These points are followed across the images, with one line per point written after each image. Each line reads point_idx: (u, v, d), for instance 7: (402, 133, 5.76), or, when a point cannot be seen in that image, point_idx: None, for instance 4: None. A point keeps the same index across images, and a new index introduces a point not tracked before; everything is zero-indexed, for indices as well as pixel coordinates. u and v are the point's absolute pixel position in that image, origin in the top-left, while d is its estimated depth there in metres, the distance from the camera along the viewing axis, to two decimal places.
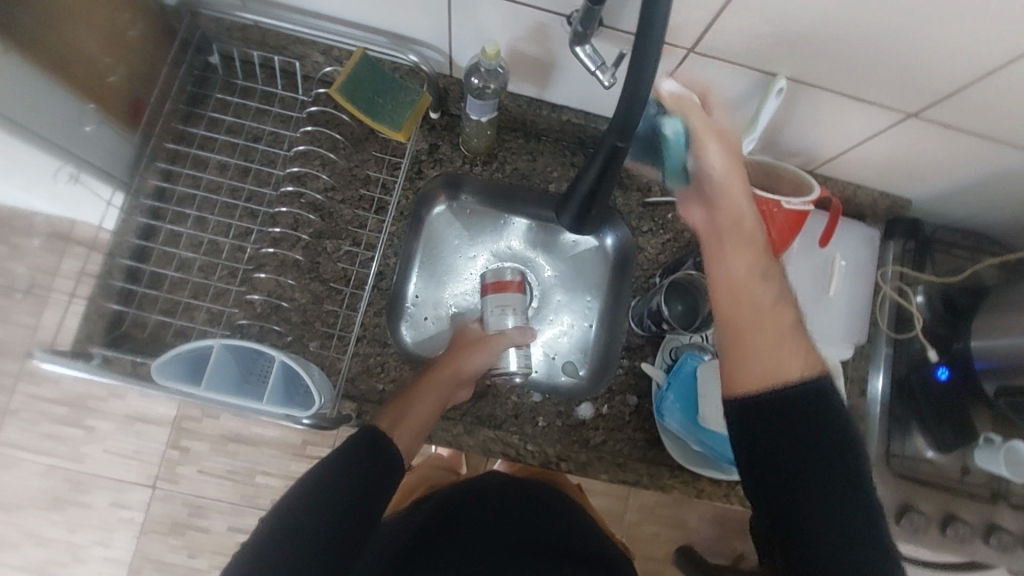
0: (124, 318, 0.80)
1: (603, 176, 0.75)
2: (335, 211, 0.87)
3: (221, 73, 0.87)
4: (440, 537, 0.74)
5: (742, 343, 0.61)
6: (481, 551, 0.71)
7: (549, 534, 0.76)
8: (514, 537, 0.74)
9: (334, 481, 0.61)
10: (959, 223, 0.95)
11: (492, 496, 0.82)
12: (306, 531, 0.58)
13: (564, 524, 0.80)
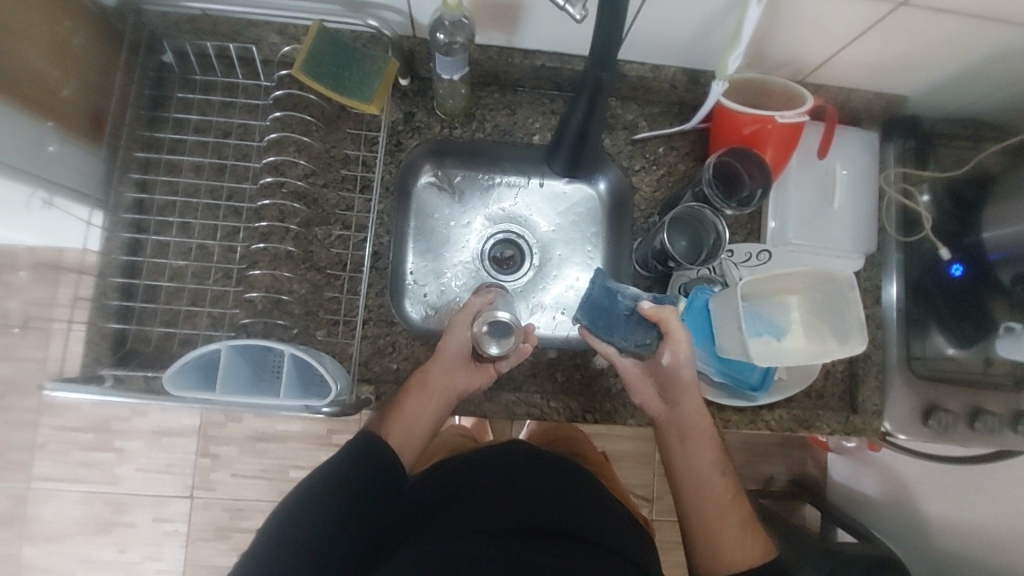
0: (128, 336, 0.79)
1: (591, 116, 0.75)
2: (320, 196, 0.84)
3: (178, 71, 0.84)
4: (449, 509, 0.69)
5: (706, 500, 0.73)
6: (483, 531, 0.65)
7: (563, 509, 0.69)
8: (523, 515, 0.67)
9: (338, 483, 0.67)
10: (958, 113, 0.92)
11: (507, 467, 0.76)
12: (302, 538, 0.62)
13: (580, 493, 0.73)
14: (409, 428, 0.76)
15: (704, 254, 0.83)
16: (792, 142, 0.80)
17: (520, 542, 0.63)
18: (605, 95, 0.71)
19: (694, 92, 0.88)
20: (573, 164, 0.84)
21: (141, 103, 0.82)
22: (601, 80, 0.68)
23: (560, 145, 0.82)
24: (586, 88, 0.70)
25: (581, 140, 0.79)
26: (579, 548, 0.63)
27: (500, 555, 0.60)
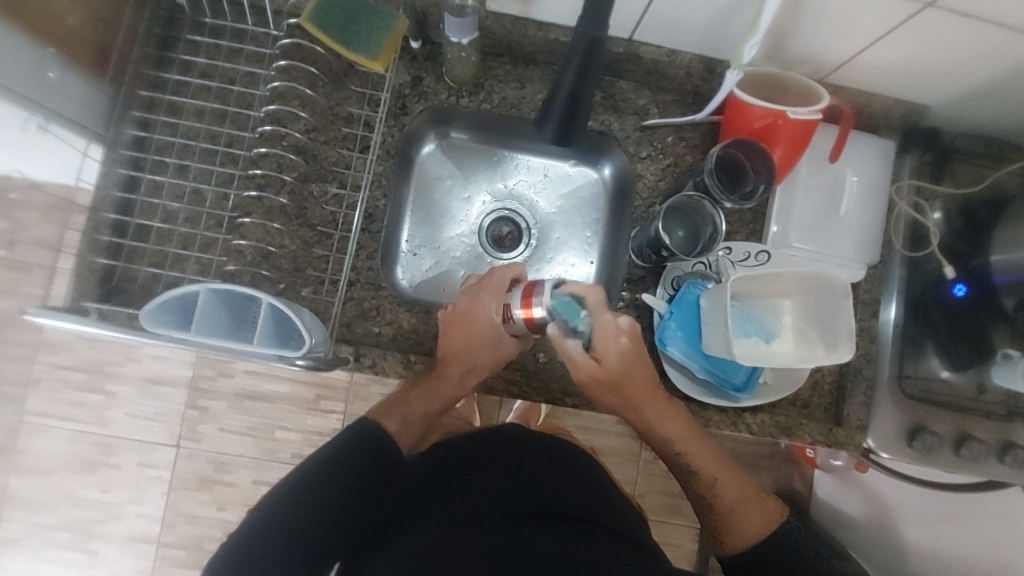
0: (115, 273, 0.79)
1: (582, 77, 0.74)
2: (319, 153, 0.84)
3: (189, 12, 0.82)
4: (434, 494, 0.70)
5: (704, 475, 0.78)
6: (472, 516, 0.65)
7: (551, 493, 0.69)
8: (512, 499, 0.68)
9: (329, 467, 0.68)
10: (980, 130, 0.89)
11: (493, 450, 0.75)
12: (288, 528, 0.65)
13: (567, 478, 0.73)
14: (400, 415, 0.76)
15: (700, 244, 0.82)
16: (804, 141, 0.78)
17: (511, 526, 0.63)
18: (597, 58, 0.71)
19: (709, 82, 0.85)
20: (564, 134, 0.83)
21: (150, 40, 0.81)
22: (595, 39, 0.70)
23: (550, 112, 0.81)
24: (579, 49, 0.71)
25: (571, 103, 0.78)
26: (567, 529, 0.64)
27: (490, 541, 0.60)
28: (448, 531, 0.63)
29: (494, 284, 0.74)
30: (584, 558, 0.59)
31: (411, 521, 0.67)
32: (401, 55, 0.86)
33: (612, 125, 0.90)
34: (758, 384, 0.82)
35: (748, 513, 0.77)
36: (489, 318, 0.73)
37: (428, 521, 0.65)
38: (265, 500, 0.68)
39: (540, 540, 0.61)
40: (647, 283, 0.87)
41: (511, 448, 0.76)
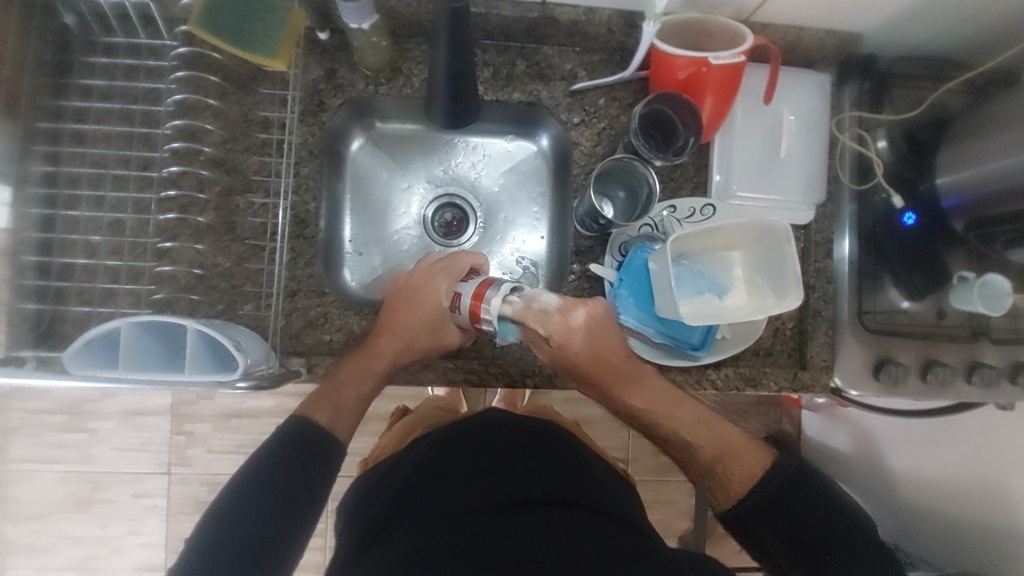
0: (45, 317, 0.75)
1: (457, 54, 0.70)
2: (239, 163, 0.80)
3: (79, 33, 0.78)
4: (419, 491, 0.66)
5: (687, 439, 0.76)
6: (455, 513, 0.62)
7: (537, 476, 0.66)
8: (498, 488, 0.64)
9: (263, 478, 0.66)
10: (917, 51, 0.86)
11: (480, 437, 0.72)
12: (234, 547, 0.63)
13: (543, 453, 0.71)
14: (328, 402, 0.73)
15: (639, 206, 0.83)
16: (733, 86, 0.76)
17: (496, 518, 0.60)
18: (463, 30, 0.68)
19: (632, 36, 0.82)
20: (455, 117, 0.77)
21: (43, 68, 0.76)
22: (455, 11, 0.66)
23: (433, 99, 0.75)
24: (444, 20, 0.67)
25: (453, 82, 0.72)
26: (551, 513, 0.61)
27: (473, 538, 0.57)
28: (434, 530, 0.60)
29: (449, 268, 0.75)
30: (565, 546, 0.56)
31: (398, 523, 0.63)
32: (310, 50, 0.83)
33: (541, 93, 0.86)
34: (717, 339, 0.82)
35: (738, 464, 0.74)
36: (439, 296, 0.74)
37: (410, 523, 0.62)
38: (203, 523, 0.65)
39: (523, 531, 0.58)
40: (595, 253, 0.86)
41: (497, 433, 0.72)
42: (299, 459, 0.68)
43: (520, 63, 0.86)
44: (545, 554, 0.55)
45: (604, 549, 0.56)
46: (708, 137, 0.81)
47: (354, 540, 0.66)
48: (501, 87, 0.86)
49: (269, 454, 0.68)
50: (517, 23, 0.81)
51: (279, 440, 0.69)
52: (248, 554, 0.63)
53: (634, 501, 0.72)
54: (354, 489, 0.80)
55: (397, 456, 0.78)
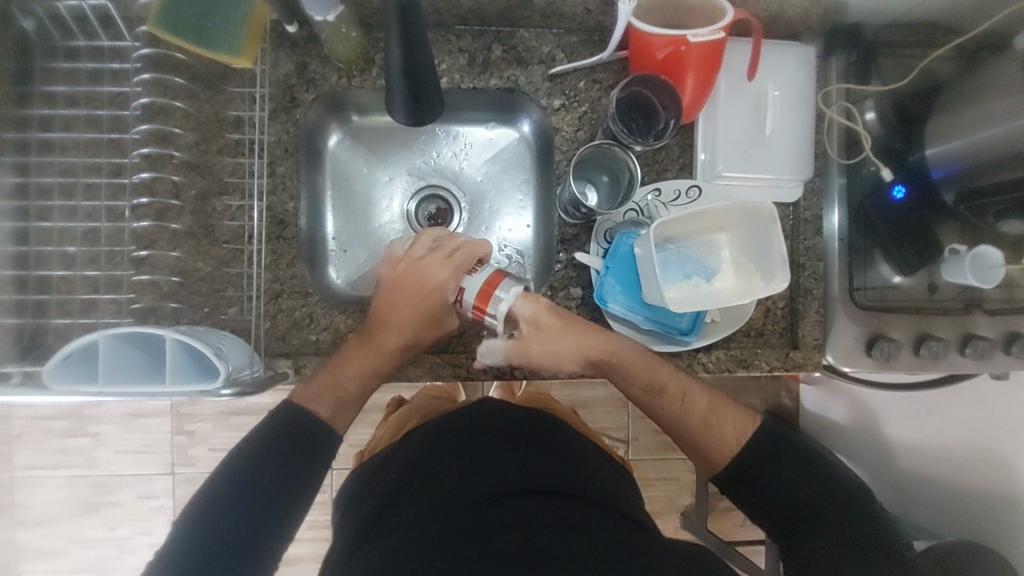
0: (26, 331, 0.74)
1: (412, 48, 0.66)
2: (212, 165, 0.78)
3: (36, 38, 0.76)
4: (417, 481, 0.65)
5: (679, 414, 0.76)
6: (453, 506, 0.60)
7: (537, 465, 0.65)
8: (498, 477, 0.63)
9: (258, 460, 0.66)
10: (906, 17, 0.83)
11: (479, 424, 0.70)
12: (229, 522, 0.64)
13: (544, 442, 0.68)
14: (329, 389, 0.71)
15: (622, 192, 0.81)
16: (715, 63, 0.74)
17: (494, 510, 0.59)
18: (416, 17, 0.65)
19: (611, 14, 0.80)
20: (417, 114, 0.73)
21: (4, 76, 0.72)
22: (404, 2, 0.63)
23: (390, 94, 0.71)
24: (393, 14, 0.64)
25: (411, 79, 0.69)
26: (550, 506, 0.60)
27: (472, 535, 0.56)
28: (431, 522, 0.59)
29: (458, 258, 0.72)
30: (563, 543, 0.55)
31: (396, 512, 0.62)
32: (279, 45, 0.80)
33: (519, 78, 0.84)
34: (706, 323, 0.81)
35: (720, 424, 0.74)
36: (446, 284, 0.71)
37: (408, 517, 0.60)
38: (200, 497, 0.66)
39: (522, 527, 0.57)
40: (581, 241, 0.84)
41: (496, 421, 0.70)
42: (293, 442, 0.68)
43: (496, 47, 0.83)
44: (542, 553, 0.54)
45: (601, 545, 0.55)
46: (690, 117, 0.79)
47: (351, 530, 0.65)
48: (478, 74, 0.83)
49: (263, 437, 0.67)
50: (490, 6, 0.78)
51: (270, 428, 0.68)
52: (240, 531, 0.64)
53: (629, 489, 0.71)
54: (353, 478, 0.78)
55: (394, 448, 0.76)
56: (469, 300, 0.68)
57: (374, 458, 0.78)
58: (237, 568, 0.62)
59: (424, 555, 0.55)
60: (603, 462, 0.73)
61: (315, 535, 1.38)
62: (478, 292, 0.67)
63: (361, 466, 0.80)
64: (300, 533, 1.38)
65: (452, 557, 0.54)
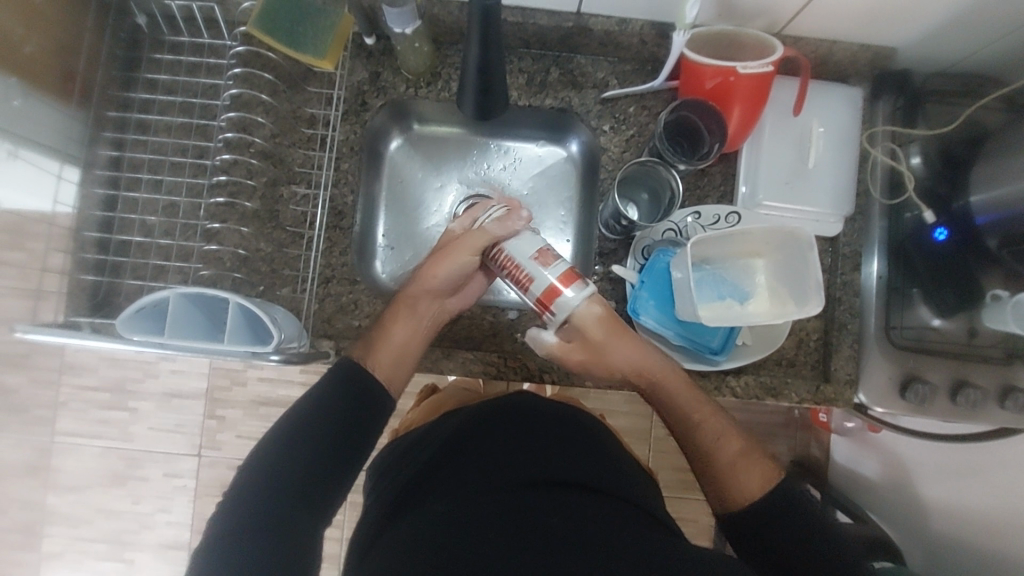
0: (101, 289, 0.81)
1: (485, 51, 0.72)
2: (285, 156, 0.86)
3: (149, 33, 0.86)
4: (452, 466, 0.68)
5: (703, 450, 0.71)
6: (490, 488, 0.63)
7: (569, 461, 0.67)
8: (532, 467, 0.66)
9: (318, 424, 0.64)
10: (954, 68, 0.86)
11: (510, 419, 0.73)
12: (287, 481, 0.61)
13: (576, 442, 0.71)
14: (392, 353, 0.71)
15: (662, 211, 0.85)
16: (762, 95, 0.77)
17: (529, 497, 0.61)
18: (495, 27, 0.70)
19: (665, 46, 0.85)
20: (483, 112, 0.80)
21: (114, 62, 0.84)
22: (487, 9, 0.68)
23: (464, 91, 0.78)
24: (475, 19, 0.69)
25: (481, 79, 0.76)
26: (584, 500, 0.62)
27: (508, 517, 0.58)
28: (469, 503, 0.61)
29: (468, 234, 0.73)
30: (600, 535, 0.57)
31: (430, 492, 0.65)
32: (357, 54, 0.88)
33: (572, 101, 0.89)
34: (736, 345, 0.82)
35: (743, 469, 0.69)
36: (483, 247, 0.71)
37: (447, 495, 0.63)
38: (254, 457, 0.63)
39: (558, 515, 0.59)
40: (619, 255, 0.88)
41: (530, 419, 0.73)
42: (349, 407, 0.65)
43: (554, 71, 0.89)
44: (580, 541, 0.55)
45: (637, 541, 0.57)
46: (734, 145, 0.83)
47: (383, 503, 0.68)
48: (535, 93, 0.89)
49: (322, 398, 0.65)
50: (553, 32, 0.84)
51: (324, 388, 0.66)
52: (302, 491, 0.62)
53: (651, 490, 0.72)
54: (384, 455, 0.82)
55: (426, 429, 0.79)
56: (539, 290, 0.66)
57: (405, 437, 0.82)
58: (304, 520, 0.61)
59: (461, 530, 0.57)
60: (627, 459, 0.74)
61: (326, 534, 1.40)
62: (551, 285, 0.65)
63: (393, 444, 0.83)
64: None
65: (489, 534, 0.56)
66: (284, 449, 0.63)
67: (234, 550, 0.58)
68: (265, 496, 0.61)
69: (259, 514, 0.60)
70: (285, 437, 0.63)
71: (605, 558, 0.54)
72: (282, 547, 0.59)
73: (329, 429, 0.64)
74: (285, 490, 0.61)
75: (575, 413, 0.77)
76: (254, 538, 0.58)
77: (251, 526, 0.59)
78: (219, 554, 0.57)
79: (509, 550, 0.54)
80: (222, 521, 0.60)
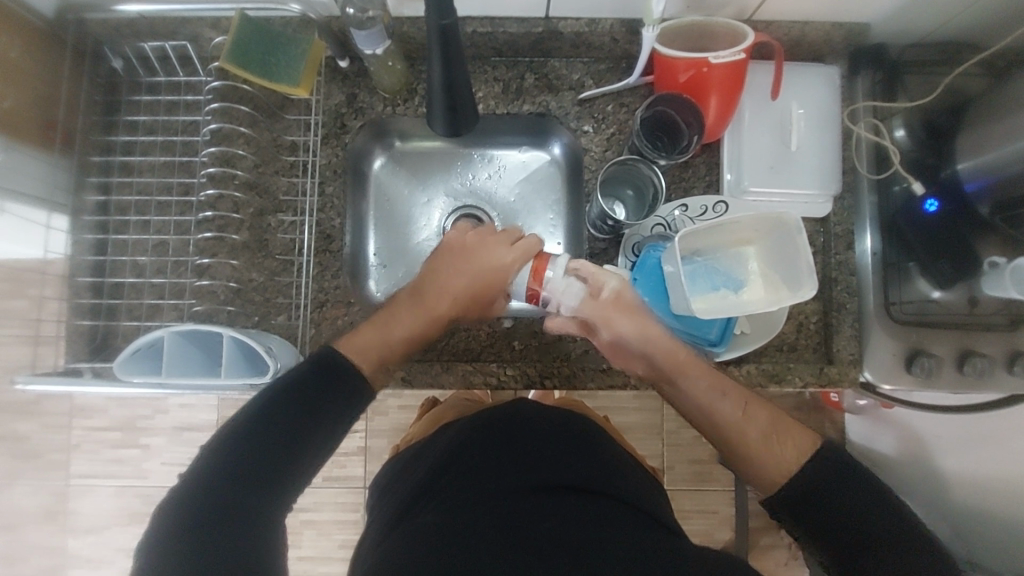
0: (99, 332, 0.82)
1: (452, 63, 0.72)
2: (269, 185, 0.86)
3: (126, 74, 0.86)
4: (449, 477, 0.68)
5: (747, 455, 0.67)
6: (488, 497, 0.63)
7: (562, 466, 0.67)
8: (529, 475, 0.65)
9: (274, 401, 0.63)
10: (931, 37, 0.85)
11: (506, 425, 0.73)
12: (243, 467, 0.61)
13: (568, 444, 0.71)
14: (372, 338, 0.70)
15: (647, 208, 0.85)
16: (737, 84, 0.77)
17: (528, 504, 0.61)
18: (455, 45, 0.70)
19: (637, 42, 0.85)
20: (456, 124, 0.80)
21: (94, 108, 0.85)
22: (444, 28, 0.68)
23: (433, 108, 0.78)
24: (434, 39, 0.69)
25: (450, 94, 0.76)
26: (582, 504, 0.62)
27: (506, 524, 0.58)
28: (463, 513, 0.61)
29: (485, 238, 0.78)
30: (597, 538, 0.57)
31: (429, 503, 0.65)
32: (332, 78, 0.88)
33: (550, 104, 0.89)
34: (736, 335, 0.82)
35: (781, 443, 0.65)
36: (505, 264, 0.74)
37: (446, 506, 0.63)
38: (211, 444, 0.62)
39: (554, 520, 0.59)
40: (610, 255, 0.88)
41: (525, 424, 0.73)
42: (315, 385, 0.64)
43: (529, 76, 0.89)
44: (578, 543, 0.56)
45: (636, 544, 0.57)
46: (714, 136, 0.83)
47: (386, 518, 0.68)
48: (512, 100, 0.89)
49: (289, 375, 0.64)
50: (524, 38, 0.84)
51: (297, 368, 0.65)
52: (257, 475, 0.61)
53: (653, 488, 0.72)
54: (386, 469, 0.82)
55: (427, 442, 0.80)
56: (523, 285, 0.72)
57: (406, 451, 0.83)
58: (250, 512, 0.59)
59: (460, 540, 0.57)
60: (627, 462, 0.74)
61: (347, 555, 1.40)
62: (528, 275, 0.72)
63: (395, 458, 0.84)
64: (332, 552, 1.40)
65: (485, 543, 0.56)
66: (240, 441, 0.61)
67: (184, 549, 0.56)
68: (215, 485, 0.60)
69: (215, 507, 0.59)
70: (244, 431, 0.62)
71: (605, 563, 0.53)
72: (242, 543, 0.57)
73: (292, 416, 0.63)
74: (240, 472, 0.61)
75: (575, 417, 0.77)
76: (200, 537, 0.57)
77: (207, 521, 0.58)
78: (171, 554, 0.56)
79: (507, 557, 0.54)
80: (168, 522, 0.58)
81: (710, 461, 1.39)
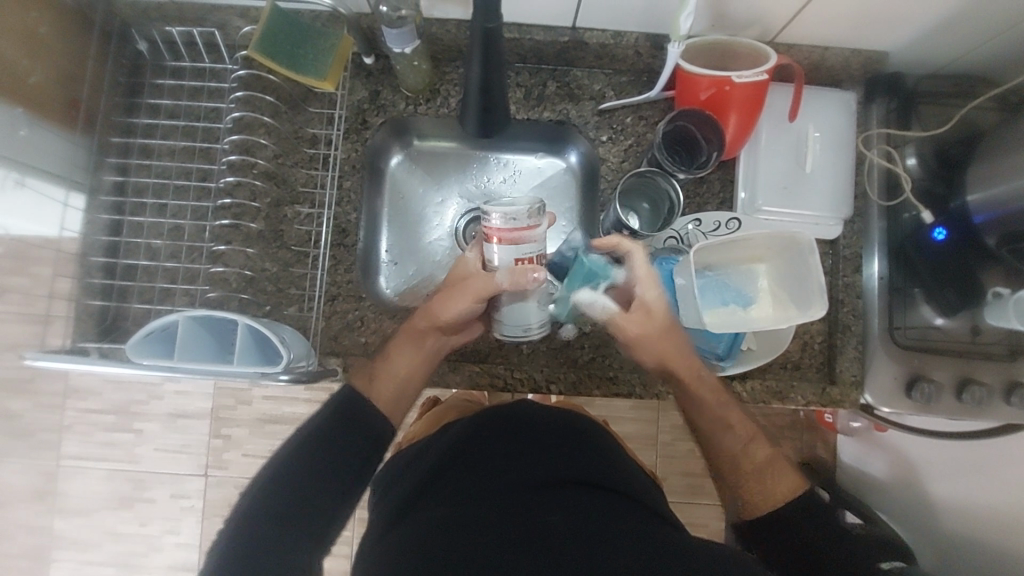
0: (109, 312, 0.82)
1: (487, 66, 0.73)
2: (288, 176, 0.86)
3: (152, 58, 0.87)
4: (449, 473, 0.69)
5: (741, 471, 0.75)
6: (488, 490, 0.64)
7: (560, 461, 0.68)
8: (525, 469, 0.67)
9: (320, 444, 0.67)
10: (945, 68, 0.87)
11: (504, 423, 0.74)
12: (289, 506, 0.63)
13: (567, 440, 0.72)
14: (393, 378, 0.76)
15: (661, 221, 0.87)
16: (757, 105, 0.78)
17: (529, 495, 0.62)
18: (495, 47, 0.71)
19: (660, 57, 0.86)
20: (486, 127, 0.81)
21: (117, 90, 0.85)
22: (488, 31, 0.69)
23: (466, 108, 0.79)
24: (475, 42, 0.70)
25: (483, 95, 0.76)
26: (584, 496, 0.63)
27: (510, 515, 0.59)
28: (464, 506, 0.62)
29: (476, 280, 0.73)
30: (600, 527, 0.58)
31: (431, 497, 0.66)
32: (356, 74, 0.89)
33: (570, 112, 0.90)
34: (742, 350, 0.84)
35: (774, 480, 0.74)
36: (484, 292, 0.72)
37: (447, 498, 0.64)
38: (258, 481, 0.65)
39: (557, 511, 0.60)
40: None
41: (523, 422, 0.74)
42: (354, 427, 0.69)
43: (551, 84, 0.90)
44: (584, 534, 0.57)
45: (639, 534, 0.58)
46: (732, 153, 0.84)
47: (388, 513, 0.68)
48: (534, 106, 0.90)
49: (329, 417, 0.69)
50: (550, 46, 0.85)
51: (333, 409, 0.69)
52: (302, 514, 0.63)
53: (655, 489, 0.73)
54: (388, 467, 0.82)
55: (432, 438, 0.80)
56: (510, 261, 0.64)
57: (410, 448, 0.83)
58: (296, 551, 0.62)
59: (461, 531, 0.58)
60: (628, 461, 0.75)
61: (336, 550, 1.40)
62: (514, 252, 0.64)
63: (398, 455, 0.84)
64: None
65: (489, 535, 0.57)
66: (287, 478, 0.65)
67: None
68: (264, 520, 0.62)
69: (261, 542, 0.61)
70: (294, 467, 0.65)
71: (610, 551, 0.55)
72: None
73: (338, 454, 0.67)
74: (287, 512, 0.63)
75: (577, 418, 0.78)
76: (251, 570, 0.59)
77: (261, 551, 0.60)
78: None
79: (512, 546, 0.55)
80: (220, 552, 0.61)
81: (703, 474, 1.40)
